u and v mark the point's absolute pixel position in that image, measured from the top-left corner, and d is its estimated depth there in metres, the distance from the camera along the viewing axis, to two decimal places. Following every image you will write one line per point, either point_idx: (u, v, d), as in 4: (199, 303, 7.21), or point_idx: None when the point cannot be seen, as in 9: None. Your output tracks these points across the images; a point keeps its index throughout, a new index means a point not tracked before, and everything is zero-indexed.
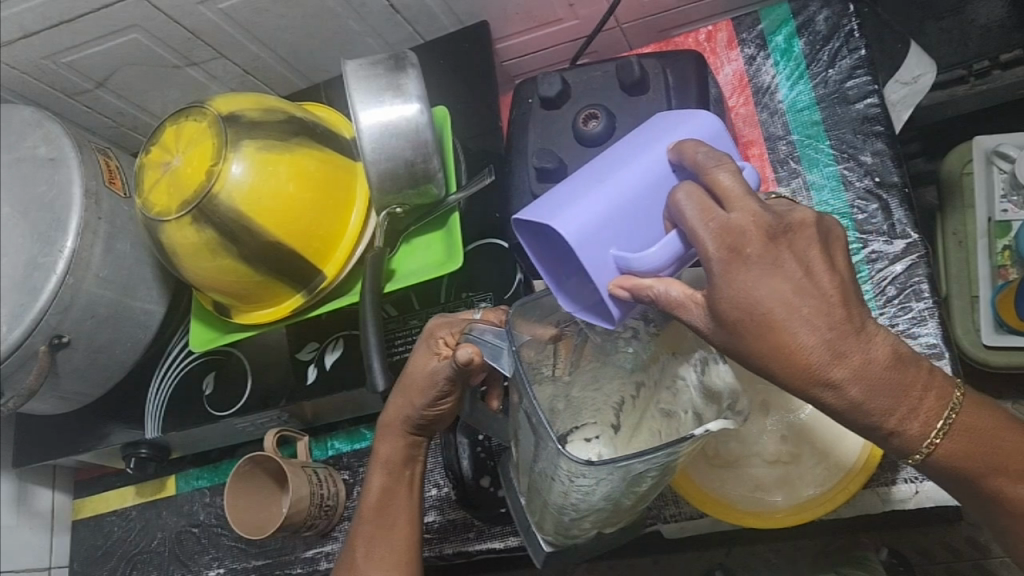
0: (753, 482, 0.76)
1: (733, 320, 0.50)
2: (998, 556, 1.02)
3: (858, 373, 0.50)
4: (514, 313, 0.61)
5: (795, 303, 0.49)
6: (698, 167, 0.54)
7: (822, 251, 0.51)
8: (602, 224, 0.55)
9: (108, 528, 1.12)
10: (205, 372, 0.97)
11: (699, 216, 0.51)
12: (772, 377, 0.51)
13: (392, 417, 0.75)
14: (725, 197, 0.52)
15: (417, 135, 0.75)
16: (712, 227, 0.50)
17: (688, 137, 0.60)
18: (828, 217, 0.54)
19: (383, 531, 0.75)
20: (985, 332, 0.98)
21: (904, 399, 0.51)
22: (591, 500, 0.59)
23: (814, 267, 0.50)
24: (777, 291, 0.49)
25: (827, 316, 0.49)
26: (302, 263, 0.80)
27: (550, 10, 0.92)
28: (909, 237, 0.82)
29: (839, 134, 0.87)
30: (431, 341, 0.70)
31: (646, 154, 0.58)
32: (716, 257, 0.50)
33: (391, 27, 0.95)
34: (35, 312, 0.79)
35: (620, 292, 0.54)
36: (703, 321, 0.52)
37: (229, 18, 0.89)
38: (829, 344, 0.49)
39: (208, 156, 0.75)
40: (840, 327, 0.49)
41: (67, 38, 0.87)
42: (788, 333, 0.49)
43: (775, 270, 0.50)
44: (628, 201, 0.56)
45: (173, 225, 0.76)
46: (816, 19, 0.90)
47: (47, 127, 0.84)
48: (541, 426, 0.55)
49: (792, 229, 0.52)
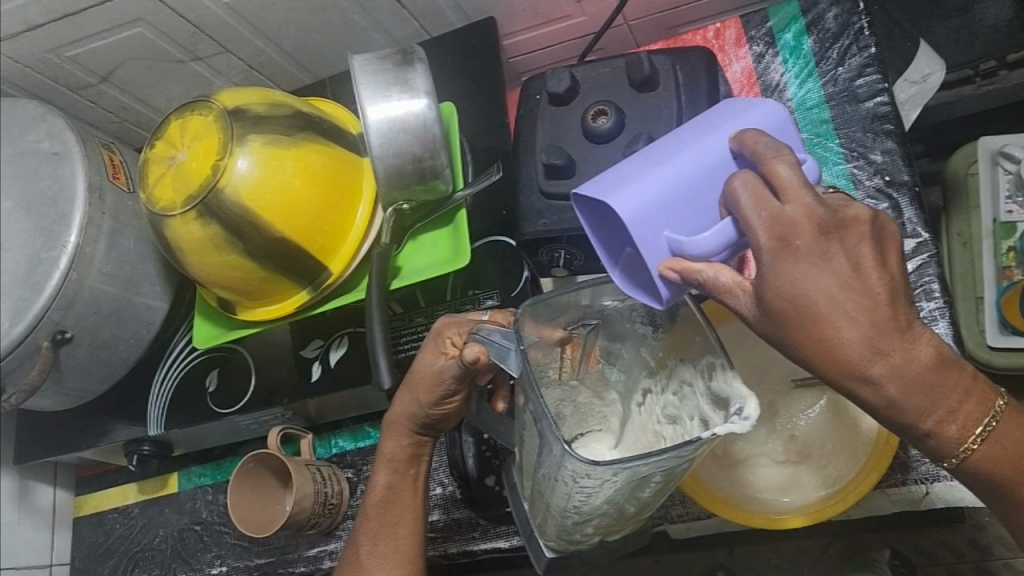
0: (761, 483, 0.75)
1: (779, 312, 0.50)
2: (1002, 559, 0.99)
3: (897, 371, 0.50)
4: (522, 312, 0.58)
5: (842, 298, 0.49)
6: (757, 156, 0.53)
7: (874, 248, 0.51)
8: (658, 204, 0.54)
9: (110, 525, 1.12)
10: (208, 368, 0.96)
11: (753, 204, 0.51)
12: (812, 369, 0.51)
13: (397, 415, 0.73)
14: (780, 187, 0.51)
15: (425, 131, 0.74)
16: (765, 216, 0.50)
17: (754, 122, 0.59)
18: (882, 212, 0.54)
19: (386, 529, 0.74)
20: (989, 333, 0.97)
21: (939, 399, 0.51)
22: (594, 503, 0.58)
23: (864, 264, 0.50)
24: (826, 285, 0.49)
25: (872, 313, 0.49)
26: (308, 260, 0.79)
27: (557, 7, 0.92)
28: (919, 236, 0.82)
29: (848, 132, 0.87)
30: (439, 340, 0.69)
31: (710, 136, 0.58)
32: (767, 246, 0.50)
33: (397, 22, 0.94)
34: (37, 307, 0.78)
35: (670, 274, 0.53)
36: (749, 310, 0.52)
37: (235, 12, 0.88)
38: (871, 341, 0.49)
39: (214, 150, 0.75)
40: (884, 325, 0.49)
41: (71, 31, 0.87)
42: (831, 328, 0.49)
43: (824, 265, 0.49)
44: (685, 182, 0.56)
45: (178, 220, 0.76)
46: (825, 16, 0.90)
47: (51, 121, 0.84)
48: (546, 425, 0.54)
49: (845, 225, 0.51)
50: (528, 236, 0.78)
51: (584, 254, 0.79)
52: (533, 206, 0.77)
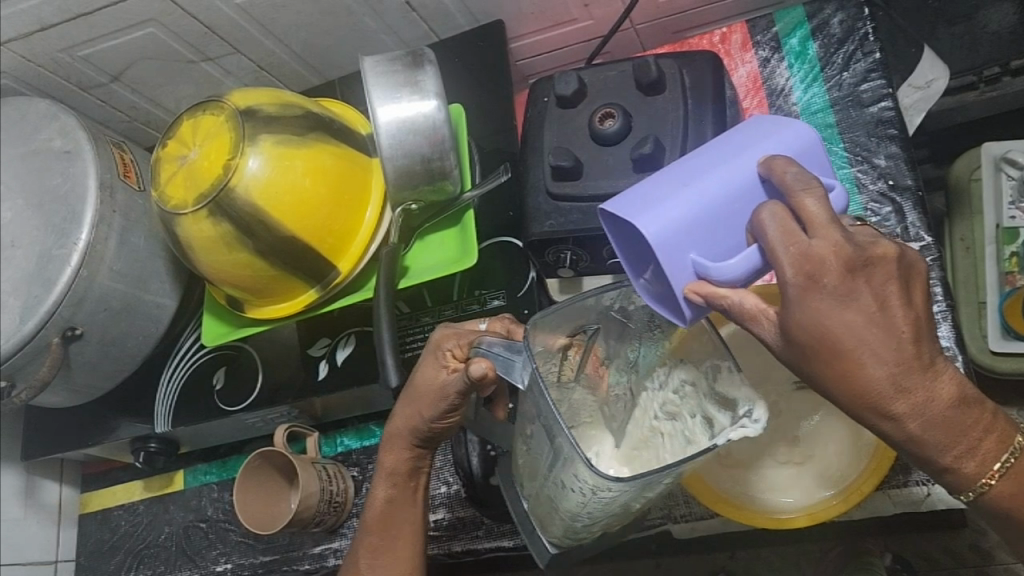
0: (766, 483, 0.75)
1: (803, 342, 0.50)
2: (1004, 563, 1.00)
3: (920, 409, 0.49)
4: (531, 326, 0.59)
5: (866, 335, 0.48)
6: (785, 188, 0.52)
7: (901, 288, 0.50)
8: (686, 228, 0.54)
9: (116, 522, 1.12)
10: (216, 366, 0.97)
11: (781, 237, 0.50)
12: (834, 400, 0.51)
13: (399, 429, 0.73)
14: (809, 222, 0.50)
15: (434, 132, 0.75)
16: (792, 250, 0.49)
17: (778, 146, 0.58)
18: (913, 249, 0.52)
19: (390, 541, 0.75)
20: (992, 338, 0.98)
21: (962, 436, 0.50)
22: (606, 509, 0.59)
23: (890, 303, 0.49)
24: (850, 322, 0.48)
25: (896, 351, 0.48)
26: (317, 259, 0.80)
27: (565, 10, 0.92)
28: (923, 240, 0.82)
29: (853, 136, 0.88)
30: (440, 353, 0.69)
31: (738, 159, 0.57)
32: (792, 281, 0.49)
33: (406, 25, 0.95)
34: (48, 304, 0.79)
35: (695, 297, 0.54)
36: (772, 338, 0.52)
37: (246, 13, 0.89)
38: (895, 379, 0.48)
39: (225, 149, 0.76)
40: (908, 363, 0.48)
41: (84, 31, 0.88)
42: (853, 364, 0.49)
43: (848, 303, 0.48)
44: (712, 205, 0.55)
45: (189, 218, 0.77)
46: (830, 22, 0.90)
47: (63, 120, 0.84)
48: (561, 437, 0.55)
49: (873, 262, 0.49)
50: (535, 237, 0.78)
51: (590, 255, 0.80)
52: (540, 208, 0.78)
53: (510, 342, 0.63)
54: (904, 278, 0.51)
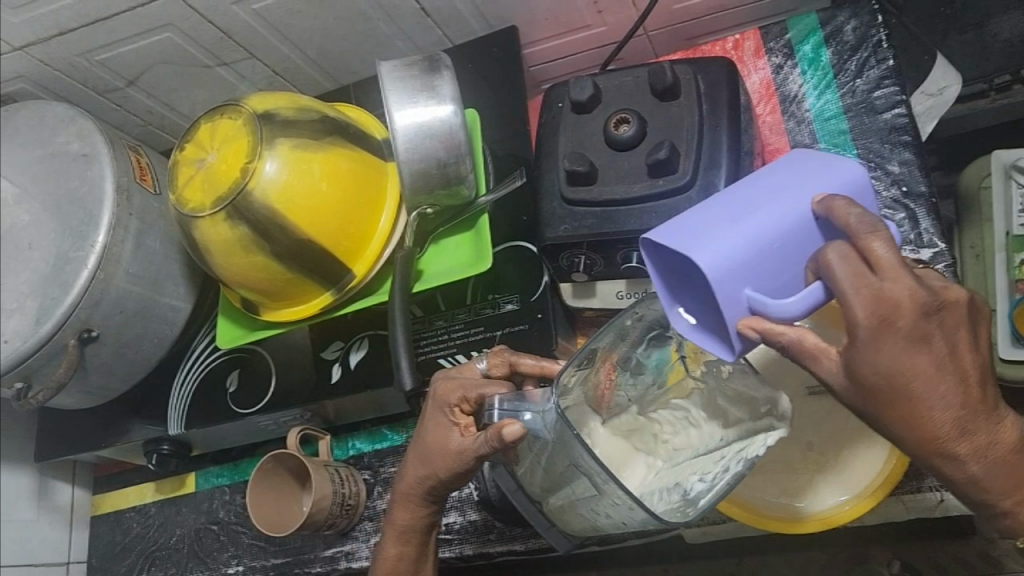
0: (780, 487, 0.76)
1: (872, 385, 0.49)
2: None
3: (981, 451, 0.51)
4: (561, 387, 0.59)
5: (938, 379, 0.49)
6: (850, 230, 0.51)
7: (968, 329, 0.50)
8: (743, 263, 0.54)
9: (127, 523, 1.13)
10: (229, 369, 0.97)
11: (850, 277, 0.49)
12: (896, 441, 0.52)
13: (412, 488, 0.73)
14: (878, 265, 0.48)
15: (450, 137, 0.75)
16: (864, 292, 0.48)
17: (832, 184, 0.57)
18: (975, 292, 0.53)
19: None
20: (1001, 344, 0.95)
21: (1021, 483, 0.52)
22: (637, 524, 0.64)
23: (959, 349, 0.50)
24: (923, 365, 0.48)
25: (963, 393, 0.49)
26: (332, 263, 0.81)
27: (578, 16, 0.93)
28: (936, 246, 0.82)
29: (866, 143, 0.88)
30: (447, 409, 0.69)
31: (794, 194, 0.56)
32: (865, 324, 0.48)
33: (421, 30, 0.95)
34: (66, 305, 0.80)
35: (749, 332, 0.53)
36: (837, 375, 0.51)
37: (263, 19, 0.90)
38: (961, 421, 0.50)
39: (243, 153, 0.76)
40: (973, 406, 0.50)
41: (102, 35, 0.89)
42: (922, 408, 0.49)
43: (921, 346, 0.48)
44: (769, 238, 0.54)
45: (206, 221, 0.77)
46: (844, 29, 0.91)
47: (80, 123, 0.85)
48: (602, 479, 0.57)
49: (946, 306, 0.49)
50: (549, 242, 0.79)
51: (604, 259, 0.80)
52: (555, 212, 0.78)
53: (523, 398, 0.63)
54: (973, 317, 0.51)
